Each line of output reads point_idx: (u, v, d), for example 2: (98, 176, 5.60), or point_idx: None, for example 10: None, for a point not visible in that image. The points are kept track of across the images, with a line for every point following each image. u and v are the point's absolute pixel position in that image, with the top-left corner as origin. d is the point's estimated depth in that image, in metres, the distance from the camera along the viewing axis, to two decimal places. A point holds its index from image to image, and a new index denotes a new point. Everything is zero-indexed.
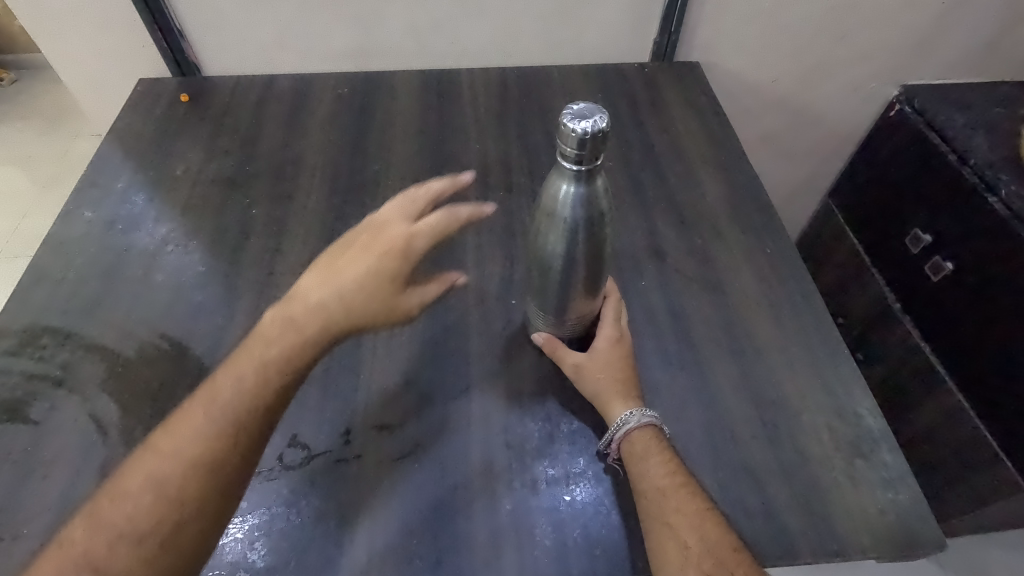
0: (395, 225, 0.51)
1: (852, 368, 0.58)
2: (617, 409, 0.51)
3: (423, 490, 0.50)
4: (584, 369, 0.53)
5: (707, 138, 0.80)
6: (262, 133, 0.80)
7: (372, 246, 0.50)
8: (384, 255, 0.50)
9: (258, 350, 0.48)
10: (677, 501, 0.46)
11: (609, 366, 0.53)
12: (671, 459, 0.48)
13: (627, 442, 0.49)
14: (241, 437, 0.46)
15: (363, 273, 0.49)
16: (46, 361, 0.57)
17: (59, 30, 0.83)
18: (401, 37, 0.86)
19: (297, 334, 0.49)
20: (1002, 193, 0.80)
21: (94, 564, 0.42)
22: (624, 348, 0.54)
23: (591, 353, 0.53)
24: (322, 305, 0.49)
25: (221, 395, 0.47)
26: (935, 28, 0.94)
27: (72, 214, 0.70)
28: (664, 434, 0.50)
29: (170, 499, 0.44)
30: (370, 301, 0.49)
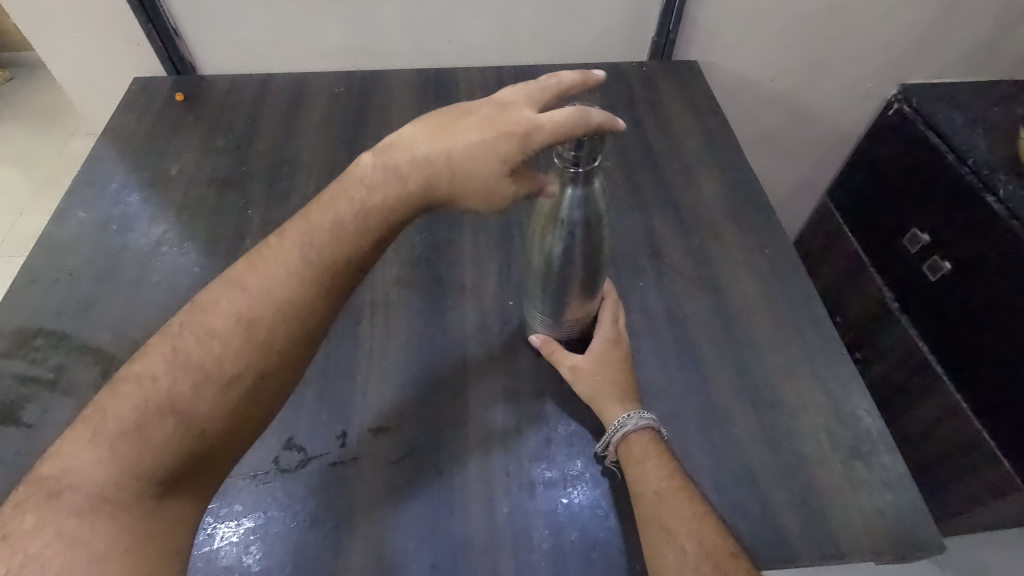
0: (519, 103, 0.45)
1: (851, 369, 0.58)
2: (614, 411, 0.51)
3: (420, 493, 0.49)
4: (581, 371, 0.53)
5: (705, 138, 0.80)
6: (258, 133, 0.79)
7: (494, 121, 0.45)
8: (498, 129, 0.44)
9: (357, 195, 0.46)
10: (675, 504, 0.45)
11: (605, 367, 0.53)
12: (670, 462, 0.48)
13: (624, 445, 0.49)
14: (329, 292, 0.45)
15: (479, 138, 0.44)
16: (39, 363, 0.56)
17: (52, 29, 0.82)
18: (399, 36, 0.86)
19: (399, 184, 0.45)
20: (1001, 193, 0.80)
21: (173, 405, 0.41)
22: (621, 350, 0.54)
23: (588, 355, 0.53)
24: (429, 161, 0.45)
25: (310, 245, 0.45)
26: (932, 29, 0.94)
27: (66, 214, 0.69)
28: (662, 437, 0.50)
29: (257, 346, 0.43)
30: (480, 165, 0.44)
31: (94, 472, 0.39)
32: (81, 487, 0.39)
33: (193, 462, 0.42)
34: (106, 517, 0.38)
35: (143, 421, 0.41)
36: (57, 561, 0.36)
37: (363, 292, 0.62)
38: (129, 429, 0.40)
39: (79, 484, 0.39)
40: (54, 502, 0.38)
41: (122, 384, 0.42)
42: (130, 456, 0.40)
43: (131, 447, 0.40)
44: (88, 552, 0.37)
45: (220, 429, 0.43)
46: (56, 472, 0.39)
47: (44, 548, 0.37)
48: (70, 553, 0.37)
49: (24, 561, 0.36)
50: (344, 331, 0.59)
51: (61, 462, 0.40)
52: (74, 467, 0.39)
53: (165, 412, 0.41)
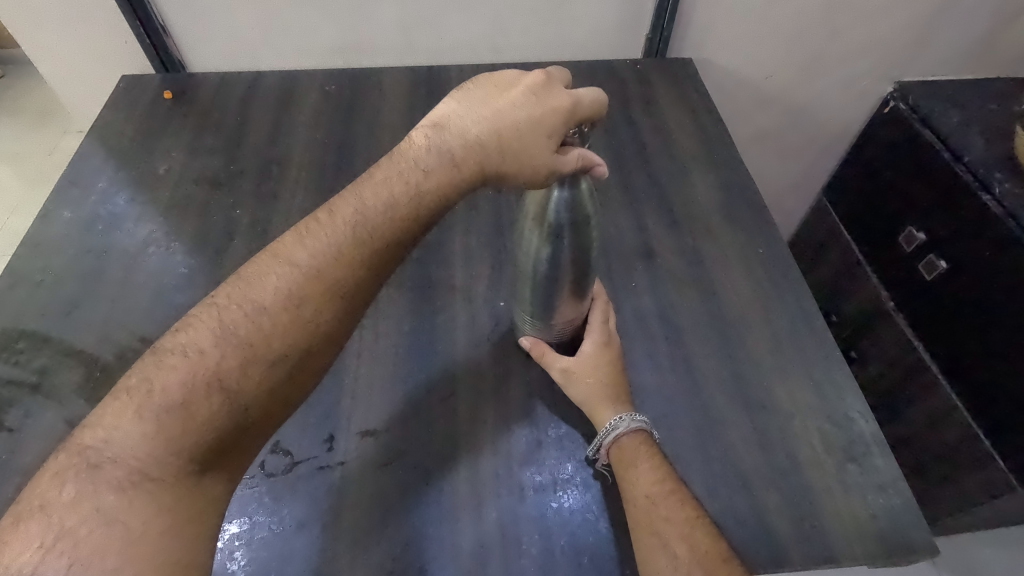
0: (561, 92, 0.46)
1: (844, 370, 0.57)
2: (606, 413, 0.50)
3: (409, 497, 0.49)
4: (572, 373, 0.52)
5: (699, 136, 0.79)
6: (248, 131, 0.78)
7: (542, 99, 0.45)
8: (549, 107, 0.45)
9: (411, 173, 0.44)
10: (667, 508, 0.45)
11: (597, 369, 0.52)
12: (663, 465, 0.47)
13: (615, 449, 0.49)
14: (376, 274, 0.44)
15: (533, 118, 0.44)
16: (22, 366, 0.56)
17: (38, 26, 0.81)
18: (390, 33, 0.85)
19: (453, 165, 0.44)
20: (996, 192, 0.79)
21: (220, 382, 0.40)
22: (612, 352, 0.53)
23: (579, 356, 0.52)
24: (483, 141, 0.44)
25: (362, 222, 0.44)
26: (928, 26, 0.93)
27: (51, 214, 0.68)
28: (654, 440, 0.49)
29: (305, 326, 0.42)
30: (532, 146, 0.43)
31: (136, 447, 0.38)
32: (122, 460, 0.38)
33: (233, 440, 0.41)
34: (148, 495, 0.37)
35: (188, 398, 0.39)
36: (97, 537, 0.35)
37: None
38: (174, 404, 0.39)
39: (122, 456, 0.38)
40: (96, 474, 0.37)
41: (166, 356, 0.40)
42: (171, 435, 0.38)
43: (175, 424, 0.38)
44: (126, 531, 0.36)
45: (263, 408, 0.42)
46: (96, 443, 0.38)
47: (82, 523, 0.36)
48: (106, 531, 0.36)
49: (59, 535, 0.35)
50: None
51: (103, 432, 0.38)
52: (118, 439, 0.38)
53: (212, 388, 0.39)
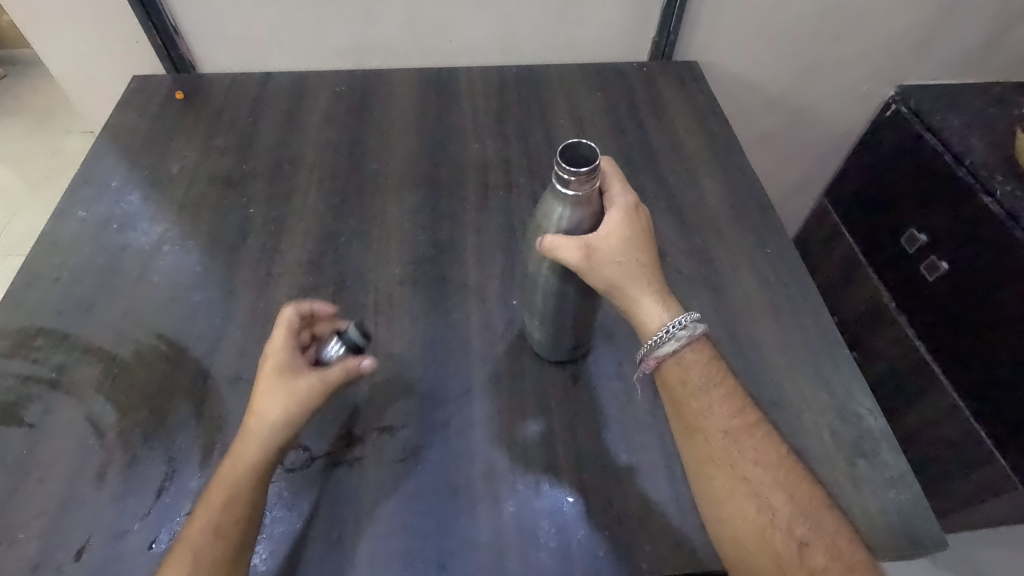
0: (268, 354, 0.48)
1: (853, 368, 0.58)
2: (657, 318, 0.47)
3: (425, 492, 0.49)
4: (595, 250, 0.45)
5: (705, 137, 0.80)
6: (259, 132, 0.79)
7: (263, 374, 0.47)
8: (270, 377, 0.47)
9: (213, 491, 0.44)
10: (758, 452, 0.46)
11: (628, 244, 0.46)
12: (736, 392, 0.48)
13: (679, 365, 0.48)
14: (220, 561, 0.42)
15: (277, 400, 0.46)
16: (40, 363, 0.56)
17: (50, 27, 0.81)
18: (400, 35, 0.86)
19: (251, 458, 0.45)
20: (997, 194, 0.81)
21: None
22: (641, 221, 0.48)
23: (602, 232, 0.46)
24: (263, 433, 0.46)
25: (183, 546, 0.43)
26: (928, 31, 0.95)
27: (66, 213, 0.69)
28: (716, 354, 0.49)
29: None
30: (287, 402, 0.46)
31: None
32: None
33: None
34: None
35: None
36: None
37: (367, 292, 0.62)
38: None
39: None
40: None
41: None
42: None
43: None
44: None
45: None
46: None
47: None
48: None
49: None
50: None
51: None
52: None
53: None
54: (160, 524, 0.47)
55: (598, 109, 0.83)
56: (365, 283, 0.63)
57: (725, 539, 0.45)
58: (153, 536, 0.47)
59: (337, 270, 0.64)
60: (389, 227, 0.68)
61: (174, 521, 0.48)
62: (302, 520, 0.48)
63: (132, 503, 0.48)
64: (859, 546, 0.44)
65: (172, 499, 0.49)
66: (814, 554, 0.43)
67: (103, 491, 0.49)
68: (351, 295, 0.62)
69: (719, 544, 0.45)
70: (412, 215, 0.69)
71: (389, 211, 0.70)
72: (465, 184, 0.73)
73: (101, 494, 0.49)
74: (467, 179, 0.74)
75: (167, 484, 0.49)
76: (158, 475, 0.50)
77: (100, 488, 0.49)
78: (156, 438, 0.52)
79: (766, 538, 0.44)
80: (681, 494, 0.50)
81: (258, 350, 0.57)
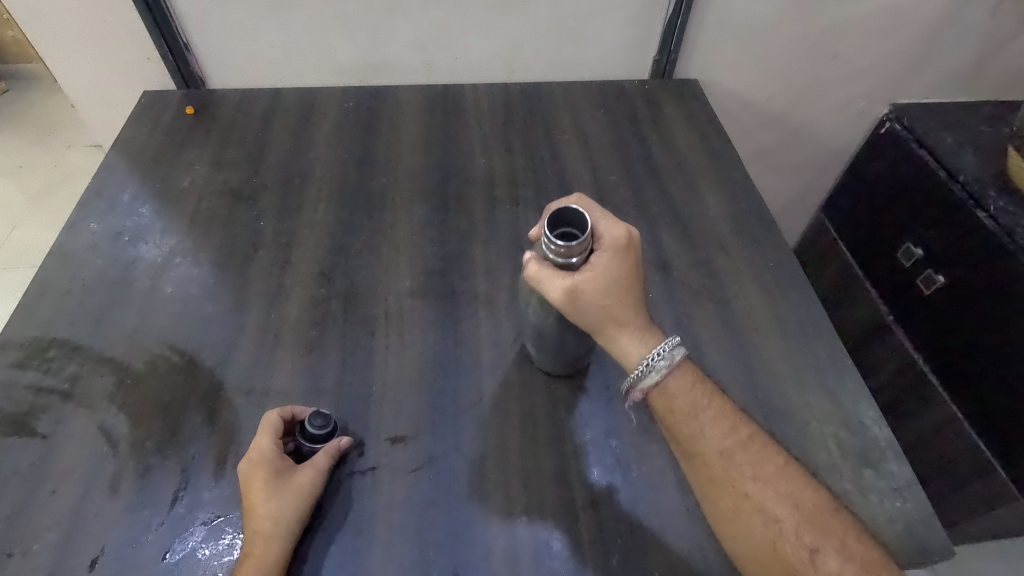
0: (252, 460, 0.49)
1: (857, 379, 0.59)
2: (638, 352, 0.48)
3: (437, 502, 0.50)
4: (580, 293, 0.46)
5: (707, 153, 0.82)
6: (269, 146, 0.80)
7: (252, 480, 0.48)
8: (260, 481, 0.48)
9: None
10: (757, 466, 0.47)
11: (614, 288, 0.47)
12: (726, 412, 0.48)
13: (665, 394, 0.48)
14: None
15: (275, 496, 0.47)
16: (53, 374, 0.56)
17: (63, 43, 0.83)
18: (406, 53, 0.88)
19: (261, 556, 0.45)
20: (991, 210, 0.83)
21: None
22: (631, 260, 0.48)
23: (588, 273, 0.46)
24: (269, 529, 0.45)
25: None
26: (920, 51, 0.98)
27: (77, 226, 0.69)
28: (701, 374, 0.50)
29: None
30: (288, 496, 0.47)
31: None
32: None
33: None
34: None
35: None
36: None
37: (378, 304, 0.63)
38: None
39: None
40: None
41: None
42: None
43: None
44: None
45: None
46: None
47: None
48: None
49: None
50: (360, 343, 0.60)
51: None
52: None
53: None
54: (174, 535, 0.48)
55: (602, 126, 0.85)
56: (376, 295, 0.64)
57: (742, 557, 0.46)
58: (166, 547, 0.47)
59: (348, 282, 0.65)
60: (398, 240, 0.69)
61: (188, 531, 0.48)
62: (316, 532, 0.48)
63: (145, 513, 0.48)
64: (870, 544, 0.44)
65: (186, 510, 0.49)
66: (826, 559, 0.44)
67: (117, 502, 0.49)
68: (363, 306, 0.63)
69: (736, 560, 0.46)
70: (421, 228, 0.70)
71: (399, 224, 0.71)
72: (472, 198, 0.74)
73: (115, 504, 0.49)
74: (475, 193, 0.75)
75: (180, 495, 0.49)
76: (171, 486, 0.50)
77: (114, 499, 0.49)
78: (169, 448, 0.52)
79: (778, 552, 0.45)
80: (690, 504, 0.50)
81: (271, 361, 0.58)
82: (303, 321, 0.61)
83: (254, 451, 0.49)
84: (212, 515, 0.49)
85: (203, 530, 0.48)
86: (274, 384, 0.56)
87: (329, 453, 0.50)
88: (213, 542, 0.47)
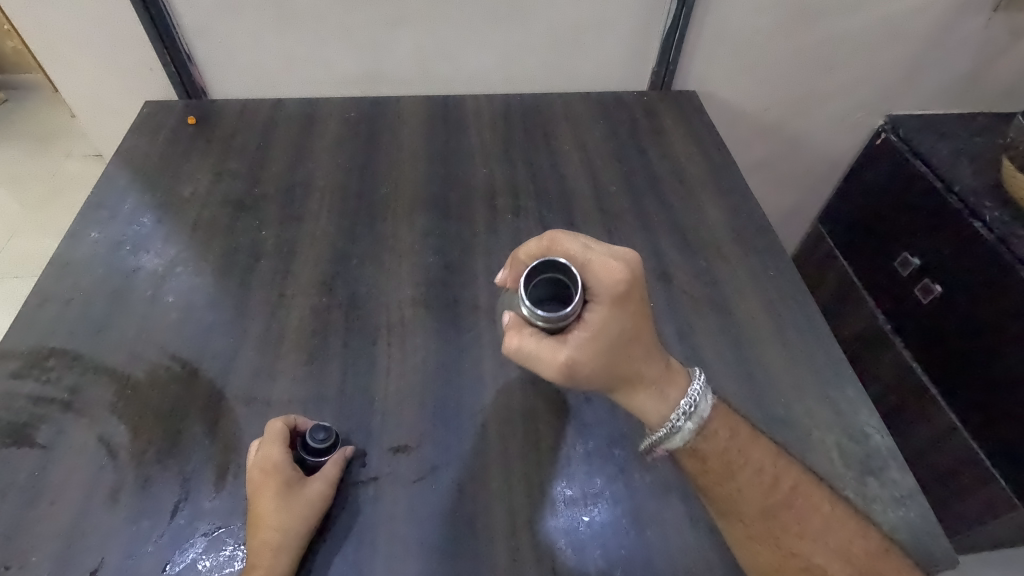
0: (262, 467, 0.49)
1: (858, 388, 0.59)
2: (661, 414, 0.47)
3: (440, 512, 0.50)
4: (579, 367, 0.44)
5: (706, 164, 0.83)
6: (271, 156, 0.80)
7: (261, 489, 0.48)
8: (269, 490, 0.47)
9: None
10: (803, 523, 0.47)
11: (613, 348, 0.44)
12: (765, 469, 0.48)
13: (698, 457, 0.48)
14: None
15: (283, 506, 0.47)
16: (53, 384, 0.56)
17: (66, 54, 0.83)
18: (408, 64, 0.88)
19: (267, 567, 0.44)
20: (986, 219, 0.84)
21: None
22: (631, 309, 0.44)
23: (585, 343, 0.44)
24: (276, 541, 0.45)
25: None
26: (914, 63, 0.99)
27: (78, 235, 0.69)
28: (733, 423, 0.49)
29: None
30: (295, 507, 0.47)
31: None
32: None
33: None
34: None
35: None
36: None
37: (379, 314, 0.63)
38: None
39: None
40: None
41: None
42: None
43: None
44: None
45: None
46: None
47: None
48: None
49: None
50: (362, 353, 0.60)
51: None
52: None
53: None
54: (173, 546, 0.47)
55: (601, 137, 0.86)
56: (377, 304, 0.64)
57: None
58: (166, 559, 0.47)
59: (349, 292, 0.65)
60: (400, 250, 0.69)
61: (188, 543, 0.47)
62: (320, 543, 0.48)
63: (144, 524, 0.48)
64: None
65: (186, 521, 0.48)
66: None
67: (116, 513, 0.48)
68: (364, 316, 0.63)
69: None
70: (422, 238, 0.71)
71: (400, 234, 0.71)
72: (474, 208, 0.74)
73: (114, 515, 0.48)
74: (476, 203, 0.75)
75: (181, 505, 0.49)
76: (171, 497, 0.49)
77: (114, 510, 0.49)
78: (169, 458, 0.52)
79: None
80: (694, 513, 0.50)
81: (272, 371, 0.58)
82: (304, 330, 0.61)
83: (263, 459, 0.49)
84: (213, 526, 0.48)
85: (203, 541, 0.47)
86: (276, 394, 0.56)
87: (337, 464, 0.50)
88: (213, 554, 0.47)
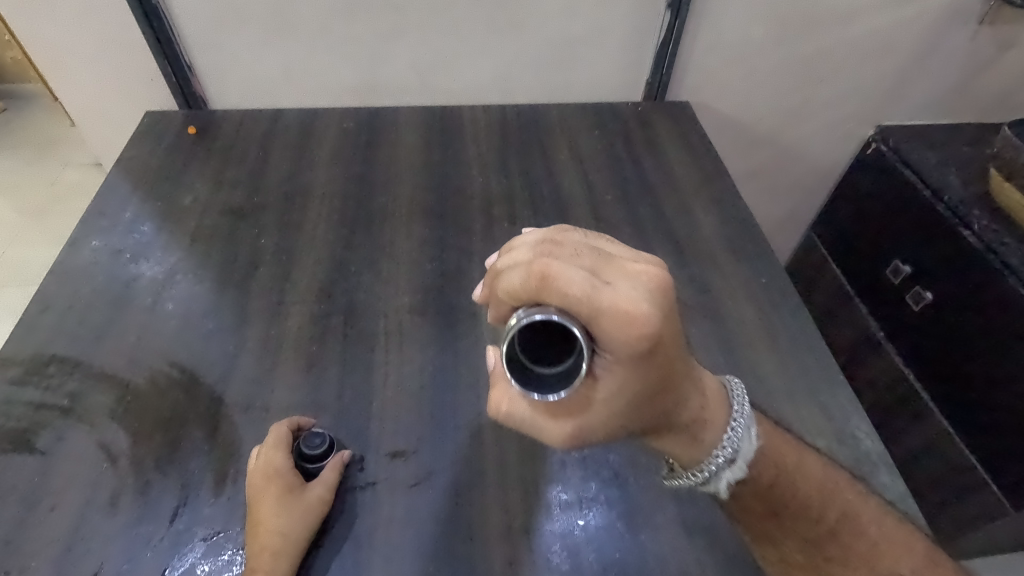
0: (263, 472, 0.49)
1: (849, 394, 0.60)
2: (697, 457, 0.44)
3: (436, 516, 0.50)
4: (597, 429, 0.40)
5: (699, 173, 0.84)
6: (270, 166, 0.81)
7: (263, 493, 0.48)
8: (270, 495, 0.48)
9: None
10: (871, 556, 0.45)
11: (632, 405, 0.40)
12: (814, 504, 0.45)
13: (740, 496, 0.45)
14: None
15: (284, 510, 0.47)
16: (53, 391, 0.57)
17: (68, 65, 0.84)
18: (406, 75, 0.90)
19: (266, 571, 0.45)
20: (975, 228, 0.85)
21: None
22: (653, 362, 0.37)
23: (601, 406, 0.39)
24: (275, 545, 0.46)
25: None
26: (902, 74, 1.01)
27: (79, 243, 0.70)
28: (787, 453, 0.45)
29: None
30: (295, 511, 0.47)
31: None
32: None
33: None
34: None
35: None
36: None
37: (377, 321, 0.64)
38: None
39: None
40: None
41: None
42: None
43: None
44: None
45: None
46: None
47: None
48: None
49: None
50: (360, 360, 0.60)
51: None
52: None
53: None
54: (172, 551, 0.48)
55: (596, 147, 0.87)
56: (375, 311, 0.64)
57: None
58: (165, 563, 0.47)
59: (347, 299, 0.65)
60: (398, 258, 0.70)
61: (186, 547, 0.48)
62: (319, 548, 0.48)
63: (144, 529, 0.48)
64: None
65: (185, 526, 0.49)
66: None
67: (116, 519, 0.49)
68: (362, 323, 0.63)
69: None
70: (420, 246, 0.72)
71: (397, 242, 0.72)
72: (470, 218, 0.75)
73: (114, 520, 0.49)
74: (473, 212, 0.76)
75: (180, 511, 0.49)
76: (170, 503, 0.50)
77: (113, 515, 0.49)
78: (168, 464, 0.52)
79: None
80: (688, 518, 0.51)
81: (270, 378, 0.58)
82: (302, 338, 0.62)
83: (265, 464, 0.50)
84: (211, 531, 0.49)
85: (202, 546, 0.48)
86: (275, 400, 0.57)
87: (336, 469, 0.51)
88: (212, 558, 0.47)
